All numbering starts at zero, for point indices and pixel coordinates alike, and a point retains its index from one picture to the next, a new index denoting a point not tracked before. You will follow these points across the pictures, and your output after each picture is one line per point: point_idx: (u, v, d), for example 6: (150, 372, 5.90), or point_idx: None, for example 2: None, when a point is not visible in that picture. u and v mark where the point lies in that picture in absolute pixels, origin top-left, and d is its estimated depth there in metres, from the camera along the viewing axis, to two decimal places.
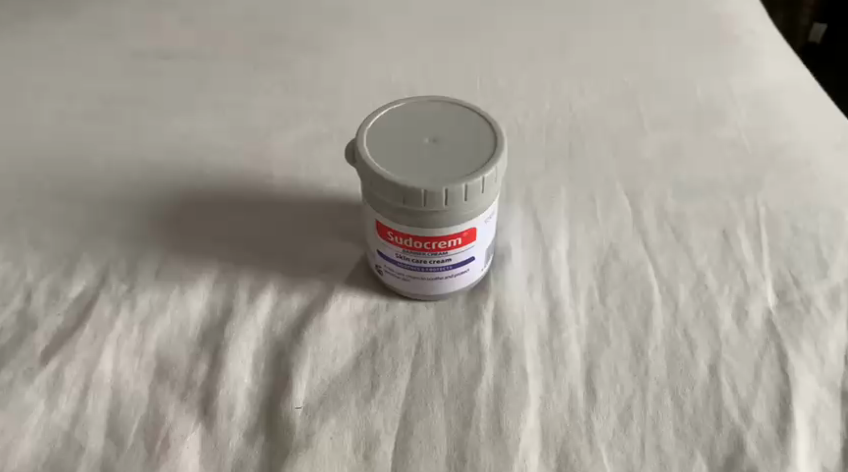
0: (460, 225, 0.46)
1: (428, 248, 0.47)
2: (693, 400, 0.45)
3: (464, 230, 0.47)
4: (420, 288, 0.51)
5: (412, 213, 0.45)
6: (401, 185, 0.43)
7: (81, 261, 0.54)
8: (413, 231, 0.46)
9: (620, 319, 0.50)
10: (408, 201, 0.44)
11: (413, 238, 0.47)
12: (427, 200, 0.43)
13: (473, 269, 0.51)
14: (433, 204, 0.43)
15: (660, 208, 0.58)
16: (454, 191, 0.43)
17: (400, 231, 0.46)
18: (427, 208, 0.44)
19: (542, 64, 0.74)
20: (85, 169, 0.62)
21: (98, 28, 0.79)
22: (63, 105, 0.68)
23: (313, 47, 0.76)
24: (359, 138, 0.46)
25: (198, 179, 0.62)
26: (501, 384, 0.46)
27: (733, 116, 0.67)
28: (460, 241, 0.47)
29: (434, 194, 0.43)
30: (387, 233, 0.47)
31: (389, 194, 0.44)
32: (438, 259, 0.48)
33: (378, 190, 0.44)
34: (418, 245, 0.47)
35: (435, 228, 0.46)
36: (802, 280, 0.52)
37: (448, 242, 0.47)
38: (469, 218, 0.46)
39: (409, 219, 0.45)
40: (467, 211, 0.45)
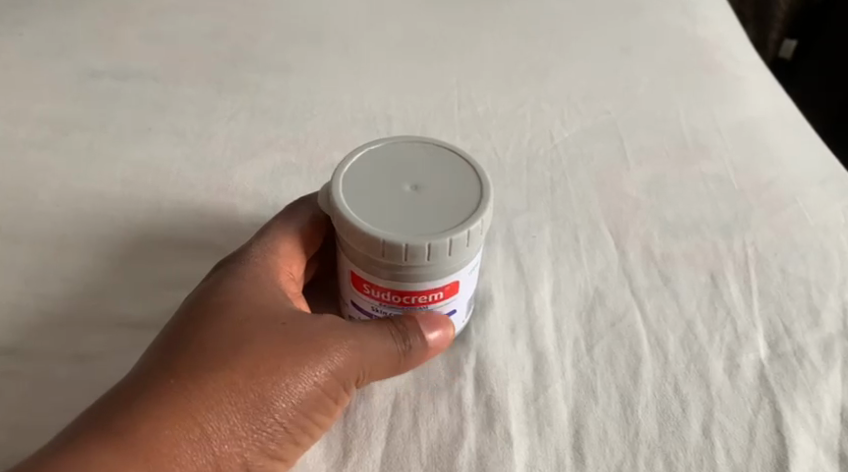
0: (443, 279, 0.43)
1: (407, 302, 0.44)
2: (687, 465, 0.42)
3: (446, 283, 0.43)
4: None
5: (390, 267, 0.41)
6: (380, 239, 0.39)
7: (27, 311, 0.50)
8: (392, 285, 0.42)
9: (608, 373, 0.47)
10: (389, 256, 0.40)
11: (391, 292, 0.43)
12: (408, 255, 0.40)
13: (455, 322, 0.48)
14: (415, 258, 0.40)
15: (646, 248, 0.56)
16: (438, 246, 0.40)
17: (379, 285, 0.43)
18: (408, 262, 0.40)
19: (522, 90, 0.71)
20: (30, 202, 0.57)
21: (50, 43, 0.73)
22: (8, 129, 0.63)
23: (282, 69, 0.72)
24: (334, 184, 0.43)
25: (155, 215, 0.58)
26: (484, 450, 0.43)
27: (718, 149, 0.65)
28: (442, 296, 0.44)
29: (416, 249, 0.39)
30: (363, 284, 0.44)
31: (367, 247, 0.40)
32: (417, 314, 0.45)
33: (356, 243, 0.41)
34: (396, 299, 0.43)
35: (414, 281, 0.42)
36: (794, 328, 0.50)
37: (428, 297, 0.44)
38: (452, 273, 0.43)
39: (388, 272, 0.42)
40: (451, 265, 0.42)
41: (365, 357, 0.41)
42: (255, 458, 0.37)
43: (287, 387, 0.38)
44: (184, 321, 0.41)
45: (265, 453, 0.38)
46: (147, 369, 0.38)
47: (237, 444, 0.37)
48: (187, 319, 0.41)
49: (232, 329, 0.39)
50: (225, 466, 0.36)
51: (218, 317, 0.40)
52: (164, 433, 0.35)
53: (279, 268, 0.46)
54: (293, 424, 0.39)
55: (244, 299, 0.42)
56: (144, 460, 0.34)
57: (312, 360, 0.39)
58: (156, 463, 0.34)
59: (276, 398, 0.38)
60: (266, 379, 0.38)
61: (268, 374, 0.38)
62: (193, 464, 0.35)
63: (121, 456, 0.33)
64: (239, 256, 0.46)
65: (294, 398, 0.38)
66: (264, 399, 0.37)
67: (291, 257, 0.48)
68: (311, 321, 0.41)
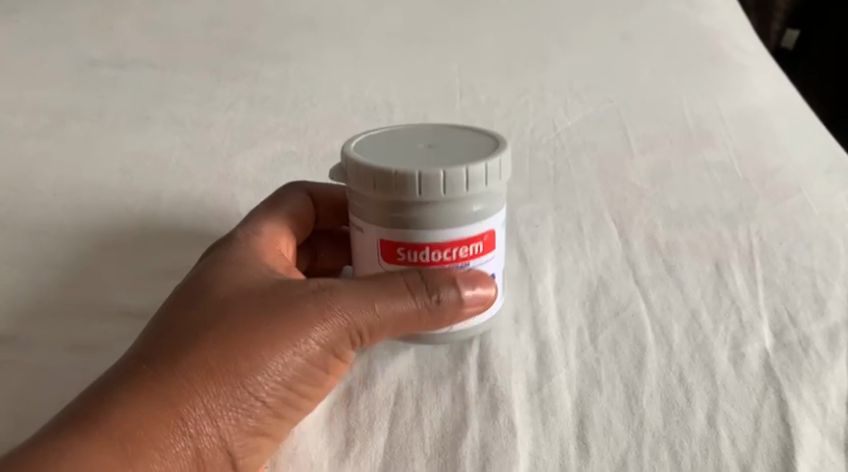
0: (482, 223, 0.41)
1: (447, 258, 0.41)
2: (691, 455, 0.42)
3: (484, 231, 0.42)
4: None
5: (426, 210, 0.39)
6: (415, 175, 0.38)
7: (23, 300, 0.50)
8: (430, 238, 0.40)
9: (612, 362, 0.47)
10: (426, 193, 0.38)
11: (429, 248, 0.41)
12: (447, 185, 0.38)
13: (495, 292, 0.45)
14: (454, 190, 0.38)
15: (650, 237, 0.56)
16: (475, 172, 0.39)
17: (414, 243, 0.41)
18: (446, 197, 0.39)
19: (524, 79, 0.71)
20: (27, 190, 0.57)
21: (49, 33, 0.73)
22: (5, 116, 0.62)
23: (282, 57, 0.72)
24: (347, 154, 0.41)
25: (154, 205, 0.57)
26: (487, 439, 0.43)
27: (721, 137, 0.64)
28: (482, 249, 0.42)
29: (455, 176, 0.38)
30: (395, 250, 0.41)
31: (401, 191, 0.38)
32: None
33: (387, 192, 0.39)
34: (436, 256, 0.41)
35: (456, 228, 0.40)
36: (799, 318, 0.50)
37: (471, 247, 0.41)
38: (489, 216, 0.41)
39: (417, 223, 0.40)
40: (487, 203, 0.41)
41: (359, 321, 0.40)
42: (236, 435, 0.37)
43: (265, 361, 0.37)
44: (171, 305, 0.40)
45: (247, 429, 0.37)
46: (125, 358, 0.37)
47: (215, 422, 0.36)
48: (172, 303, 0.41)
49: (213, 307, 0.39)
50: (204, 447, 0.35)
51: (200, 297, 0.40)
52: (138, 419, 0.34)
53: (266, 248, 0.46)
54: (275, 397, 0.38)
55: (227, 277, 0.41)
56: (119, 447, 0.33)
57: (294, 331, 0.38)
58: (132, 451, 0.33)
59: (256, 372, 0.37)
60: (244, 353, 0.37)
61: (247, 348, 0.37)
62: (172, 447, 0.34)
63: (94, 445, 0.32)
64: (226, 239, 0.46)
65: (272, 371, 0.37)
66: (241, 375, 0.36)
67: (282, 235, 0.49)
68: (291, 290, 0.40)
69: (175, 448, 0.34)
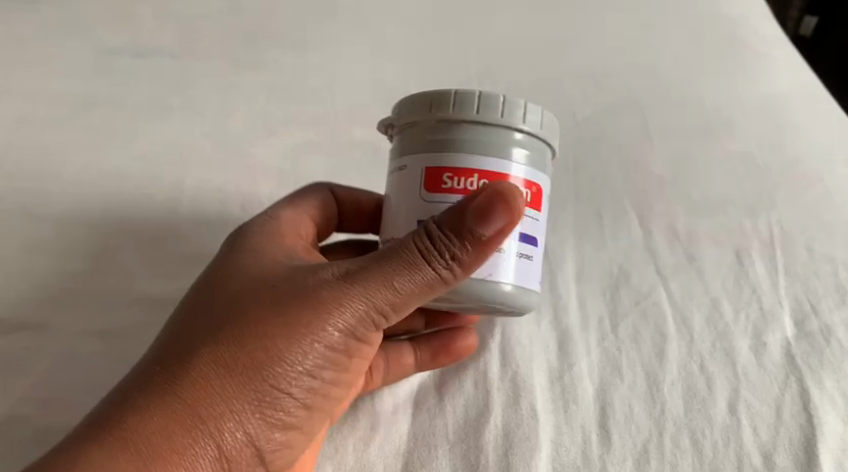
0: (532, 169, 0.40)
1: None
2: (712, 443, 0.43)
3: (534, 183, 0.40)
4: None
5: (481, 134, 0.39)
6: (475, 96, 0.39)
7: (56, 292, 0.51)
8: (480, 165, 0.39)
9: (634, 351, 0.48)
10: (483, 114, 0.39)
11: (478, 177, 0.39)
12: (505, 112, 0.39)
13: (536, 256, 0.41)
14: (511, 116, 0.39)
15: (671, 227, 0.55)
16: (531, 111, 0.40)
17: (462, 169, 0.39)
18: (503, 123, 0.39)
19: (542, 67, 0.70)
20: (53, 181, 0.57)
21: (67, 20, 0.73)
22: (28, 107, 0.63)
23: (298, 46, 0.72)
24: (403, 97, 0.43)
25: (176, 194, 0.58)
26: (510, 426, 0.44)
27: (743, 126, 0.63)
28: (528, 201, 0.40)
29: (512, 105, 0.40)
30: (442, 176, 0.39)
31: (460, 108, 0.39)
32: None
33: (445, 110, 0.39)
34: None
35: (505, 158, 0.39)
36: (821, 307, 0.50)
37: (519, 191, 0.40)
38: (539, 168, 0.41)
39: (467, 145, 0.39)
40: (538, 153, 0.41)
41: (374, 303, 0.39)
42: (260, 431, 0.37)
43: (279, 355, 0.37)
44: (190, 304, 0.41)
45: (270, 424, 0.38)
46: (143, 362, 0.38)
47: (236, 420, 0.36)
48: (190, 303, 0.41)
49: (225, 305, 0.39)
50: (227, 445, 0.36)
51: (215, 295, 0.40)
52: (157, 424, 0.34)
53: (282, 236, 0.46)
54: (295, 390, 0.38)
55: (241, 274, 0.41)
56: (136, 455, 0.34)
57: (304, 323, 0.38)
58: (151, 457, 0.34)
59: (270, 367, 0.37)
60: (256, 350, 0.37)
61: (257, 345, 0.37)
62: (194, 449, 0.35)
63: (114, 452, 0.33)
64: (241, 231, 0.47)
65: (290, 364, 0.37)
66: (257, 371, 0.37)
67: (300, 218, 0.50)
68: (301, 278, 0.39)
69: (196, 450, 0.35)
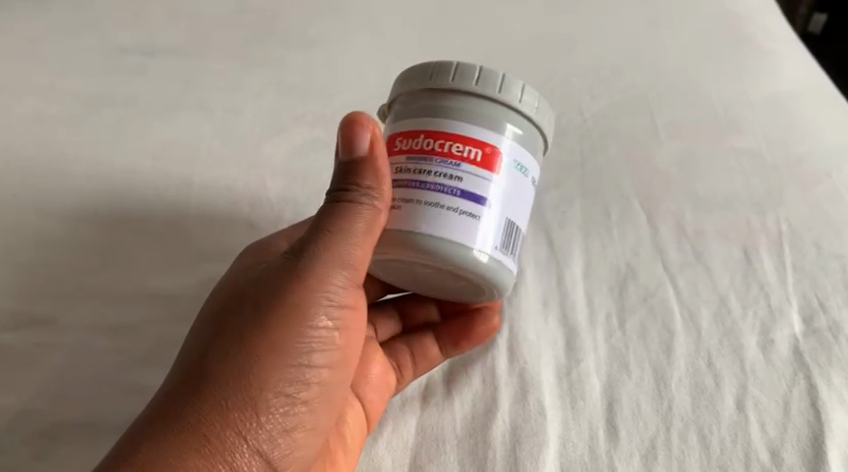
0: (487, 129, 0.41)
1: (438, 152, 0.40)
2: (720, 440, 0.43)
3: (486, 143, 0.41)
4: (406, 219, 0.40)
5: (436, 97, 0.42)
6: (434, 64, 0.42)
7: (68, 289, 0.52)
8: (431, 125, 0.41)
9: (641, 348, 0.48)
10: (436, 78, 0.42)
11: (424, 136, 0.41)
12: (458, 74, 0.41)
13: (487, 217, 0.41)
14: (463, 78, 0.41)
15: (678, 224, 0.55)
16: (489, 75, 0.42)
17: (411, 131, 0.42)
18: (454, 83, 0.41)
19: (549, 64, 0.70)
20: (66, 180, 0.58)
21: (78, 20, 0.74)
22: (41, 105, 0.64)
23: (307, 45, 0.72)
24: None
25: (185, 192, 0.58)
26: (518, 422, 0.45)
27: (751, 123, 0.63)
28: (477, 159, 0.40)
29: (466, 68, 0.42)
30: (394, 141, 0.43)
31: (418, 76, 0.43)
32: (444, 173, 0.40)
33: (408, 81, 0.43)
34: (428, 144, 0.41)
35: (459, 121, 0.41)
36: (829, 304, 0.50)
37: (465, 150, 0.40)
38: (499, 128, 0.41)
39: (424, 110, 0.42)
40: (501, 116, 0.42)
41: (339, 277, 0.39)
42: (263, 435, 0.36)
43: (259, 351, 0.36)
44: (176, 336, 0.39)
45: (272, 424, 0.36)
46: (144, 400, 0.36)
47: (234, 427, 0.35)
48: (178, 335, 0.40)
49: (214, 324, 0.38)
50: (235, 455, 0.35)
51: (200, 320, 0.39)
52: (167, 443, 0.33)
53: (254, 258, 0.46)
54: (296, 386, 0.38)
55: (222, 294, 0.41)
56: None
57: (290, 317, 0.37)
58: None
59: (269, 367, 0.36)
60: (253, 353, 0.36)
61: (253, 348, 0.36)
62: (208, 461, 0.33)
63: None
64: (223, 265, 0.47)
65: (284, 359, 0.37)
66: (240, 371, 0.36)
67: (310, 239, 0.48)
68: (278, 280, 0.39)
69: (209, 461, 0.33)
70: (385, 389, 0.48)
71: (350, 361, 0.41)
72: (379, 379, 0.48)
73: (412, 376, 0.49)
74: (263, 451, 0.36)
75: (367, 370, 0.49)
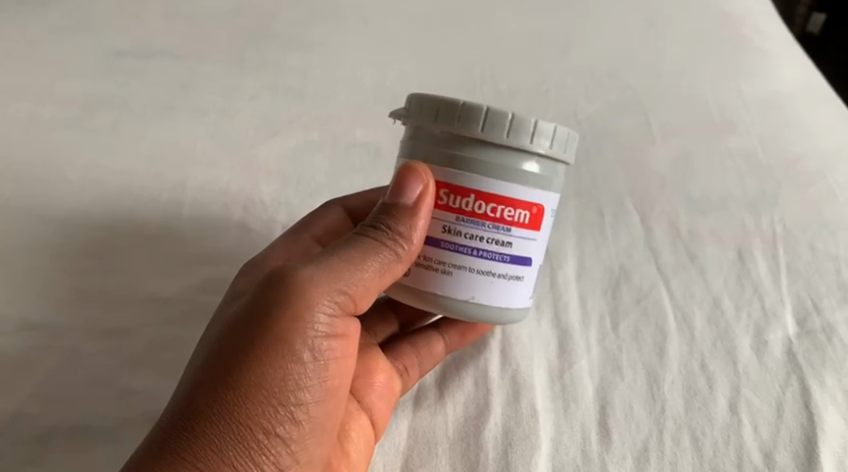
0: (535, 188, 0.41)
1: (488, 216, 0.41)
2: (712, 441, 0.44)
3: (534, 203, 0.41)
4: (458, 287, 0.42)
5: (484, 150, 0.40)
6: (483, 108, 0.40)
7: (62, 292, 0.52)
8: (481, 184, 0.40)
9: (635, 350, 0.48)
10: (488, 131, 0.40)
11: (474, 196, 0.40)
12: (511, 129, 0.40)
13: (528, 276, 0.43)
14: (517, 135, 0.40)
15: (672, 225, 0.55)
16: (540, 128, 0.41)
17: (458, 187, 0.41)
18: (508, 139, 0.40)
19: (544, 65, 0.70)
20: (58, 182, 0.58)
21: (72, 21, 0.73)
22: (35, 108, 0.64)
23: (302, 46, 0.72)
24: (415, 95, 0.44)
25: (179, 195, 0.58)
26: (510, 425, 0.45)
27: (746, 123, 0.63)
28: (525, 221, 0.42)
29: (519, 122, 0.40)
30: (439, 192, 0.41)
31: (466, 121, 0.40)
32: (495, 239, 0.41)
33: (452, 122, 0.41)
34: (480, 207, 0.40)
35: (504, 180, 0.40)
36: (823, 305, 0.50)
37: (515, 213, 0.41)
38: (545, 185, 0.42)
39: (471, 162, 0.40)
40: (545, 170, 0.42)
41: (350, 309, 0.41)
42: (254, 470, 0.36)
43: (249, 386, 0.36)
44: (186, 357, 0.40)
45: (264, 458, 0.37)
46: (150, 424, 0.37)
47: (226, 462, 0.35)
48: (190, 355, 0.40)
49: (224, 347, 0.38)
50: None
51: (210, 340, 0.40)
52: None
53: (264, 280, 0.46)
54: (299, 419, 0.38)
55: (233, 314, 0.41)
56: None
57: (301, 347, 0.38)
58: None
59: (276, 396, 0.37)
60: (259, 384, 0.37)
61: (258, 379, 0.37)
62: None
63: None
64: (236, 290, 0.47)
65: (289, 389, 0.38)
66: (230, 406, 0.36)
67: None
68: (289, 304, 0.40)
69: None
70: (391, 396, 0.46)
71: (343, 388, 0.42)
72: (384, 387, 0.46)
73: (419, 376, 0.48)
74: None
75: (371, 378, 0.46)
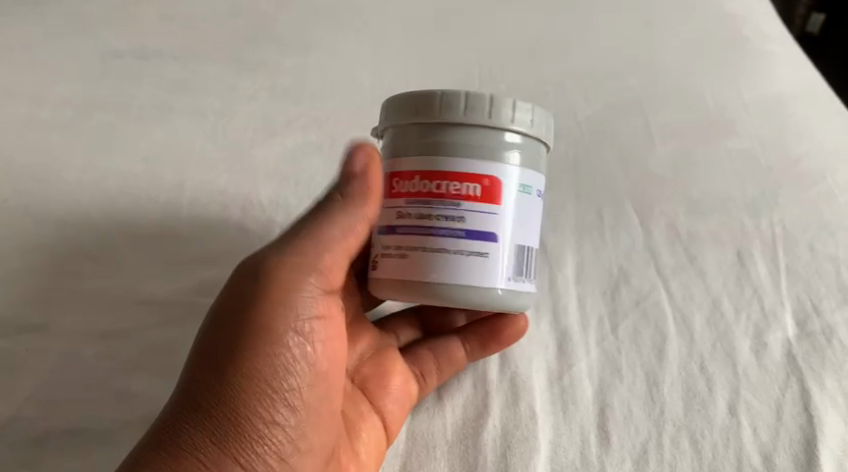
0: (493, 159, 0.41)
1: (434, 192, 0.41)
2: (711, 444, 0.44)
3: (485, 174, 0.41)
4: (415, 269, 0.41)
5: (444, 130, 0.41)
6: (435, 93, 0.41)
7: (59, 294, 0.52)
8: (436, 162, 0.41)
9: (634, 352, 0.48)
10: (443, 110, 0.41)
11: (420, 176, 0.41)
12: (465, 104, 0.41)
13: (496, 253, 0.41)
14: (471, 110, 0.41)
15: (671, 226, 0.55)
16: (497, 102, 0.41)
17: (407, 170, 0.42)
18: (463, 114, 0.41)
19: (543, 65, 0.70)
20: (54, 183, 0.58)
21: (70, 22, 0.73)
22: (32, 109, 0.64)
23: (300, 47, 0.72)
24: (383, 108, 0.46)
25: (176, 195, 0.58)
26: (509, 428, 0.45)
27: (746, 125, 0.63)
28: (478, 194, 0.40)
29: (473, 98, 0.41)
30: (390, 182, 0.43)
31: (420, 107, 0.42)
32: (446, 215, 0.40)
33: (408, 113, 0.42)
34: (425, 186, 0.41)
35: (461, 156, 0.41)
36: (823, 306, 0.50)
37: (462, 187, 0.40)
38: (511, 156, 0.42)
39: (431, 146, 0.41)
40: (509, 142, 0.42)
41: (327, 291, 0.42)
42: (256, 457, 0.37)
43: (236, 373, 0.38)
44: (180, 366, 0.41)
45: (265, 446, 0.38)
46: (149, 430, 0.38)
47: (226, 452, 0.36)
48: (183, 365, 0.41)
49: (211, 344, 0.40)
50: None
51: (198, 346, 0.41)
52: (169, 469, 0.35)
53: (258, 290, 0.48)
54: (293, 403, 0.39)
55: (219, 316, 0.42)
56: None
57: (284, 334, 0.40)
58: None
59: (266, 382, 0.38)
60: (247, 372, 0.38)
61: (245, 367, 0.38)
62: None
63: None
64: None
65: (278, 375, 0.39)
66: (224, 398, 0.37)
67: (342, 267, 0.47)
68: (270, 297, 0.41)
69: None
70: (405, 401, 0.47)
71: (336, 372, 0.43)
72: (399, 391, 0.47)
73: (437, 383, 0.48)
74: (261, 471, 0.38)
75: (387, 383, 0.47)
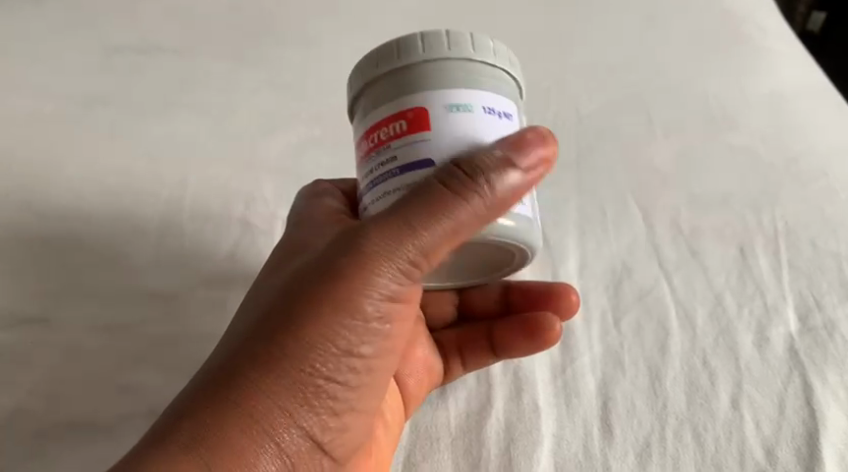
0: (431, 89, 0.36)
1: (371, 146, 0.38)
2: (714, 437, 0.43)
3: (411, 108, 0.36)
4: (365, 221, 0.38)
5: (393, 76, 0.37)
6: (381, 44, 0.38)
7: (63, 287, 0.52)
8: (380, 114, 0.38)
9: (636, 346, 0.48)
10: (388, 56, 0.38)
11: (364, 137, 0.39)
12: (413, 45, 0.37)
13: None
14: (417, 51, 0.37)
15: (674, 221, 0.55)
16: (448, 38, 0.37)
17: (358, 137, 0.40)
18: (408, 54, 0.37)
19: (546, 62, 0.70)
20: (57, 179, 0.58)
21: (73, 19, 0.73)
22: (34, 104, 0.64)
23: (302, 44, 0.72)
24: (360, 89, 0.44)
25: (180, 190, 0.58)
26: (512, 420, 0.45)
27: (747, 121, 0.63)
28: (407, 127, 0.36)
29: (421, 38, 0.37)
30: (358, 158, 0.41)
31: (369, 62, 0.39)
32: (381, 160, 0.37)
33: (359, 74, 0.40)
34: (366, 145, 0.39)
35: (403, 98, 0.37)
36: (824, 301, 0.49)
37: (390, 128, 0.37)
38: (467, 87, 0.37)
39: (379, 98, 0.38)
40: (467, 75, 0.37)
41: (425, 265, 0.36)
42: (311, 416, 0.34)
43: (315, 338, 0.33)
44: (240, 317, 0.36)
45: (321, 403, 0.34)
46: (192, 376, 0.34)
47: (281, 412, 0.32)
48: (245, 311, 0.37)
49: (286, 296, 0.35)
50: (284, 441, 0.32)
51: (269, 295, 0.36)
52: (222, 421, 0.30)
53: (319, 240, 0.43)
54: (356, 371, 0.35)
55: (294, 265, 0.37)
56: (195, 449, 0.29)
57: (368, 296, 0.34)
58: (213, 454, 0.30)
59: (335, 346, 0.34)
60: (321, 331, 0.34)
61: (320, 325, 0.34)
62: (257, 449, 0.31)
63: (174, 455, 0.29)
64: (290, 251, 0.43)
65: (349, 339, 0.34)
66: (289, 355, 0.33)
67: None
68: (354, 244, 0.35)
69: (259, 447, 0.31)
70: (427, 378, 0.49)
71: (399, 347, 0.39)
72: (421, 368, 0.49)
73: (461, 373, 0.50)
74: (312, 430, 0.34)
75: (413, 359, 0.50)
